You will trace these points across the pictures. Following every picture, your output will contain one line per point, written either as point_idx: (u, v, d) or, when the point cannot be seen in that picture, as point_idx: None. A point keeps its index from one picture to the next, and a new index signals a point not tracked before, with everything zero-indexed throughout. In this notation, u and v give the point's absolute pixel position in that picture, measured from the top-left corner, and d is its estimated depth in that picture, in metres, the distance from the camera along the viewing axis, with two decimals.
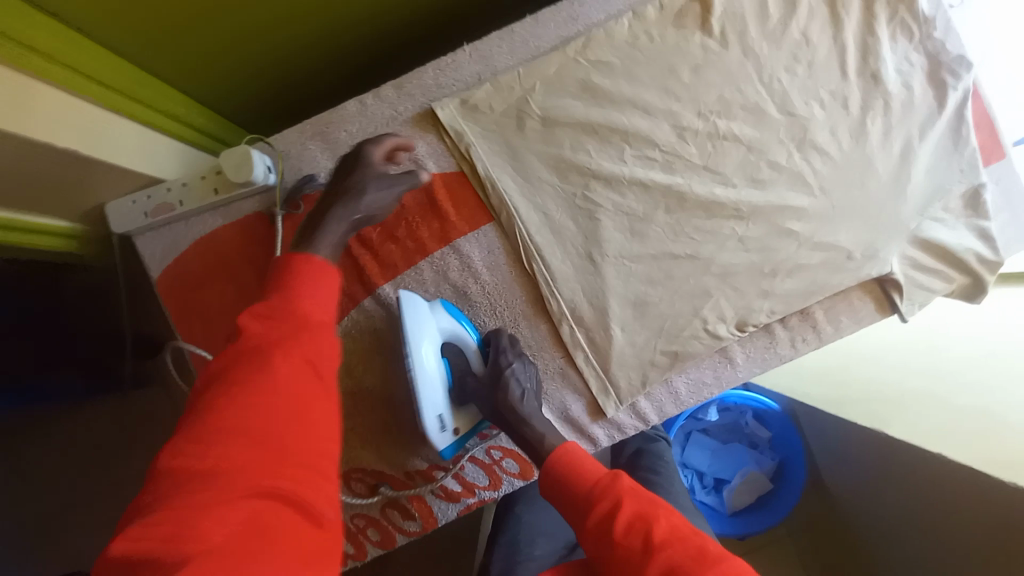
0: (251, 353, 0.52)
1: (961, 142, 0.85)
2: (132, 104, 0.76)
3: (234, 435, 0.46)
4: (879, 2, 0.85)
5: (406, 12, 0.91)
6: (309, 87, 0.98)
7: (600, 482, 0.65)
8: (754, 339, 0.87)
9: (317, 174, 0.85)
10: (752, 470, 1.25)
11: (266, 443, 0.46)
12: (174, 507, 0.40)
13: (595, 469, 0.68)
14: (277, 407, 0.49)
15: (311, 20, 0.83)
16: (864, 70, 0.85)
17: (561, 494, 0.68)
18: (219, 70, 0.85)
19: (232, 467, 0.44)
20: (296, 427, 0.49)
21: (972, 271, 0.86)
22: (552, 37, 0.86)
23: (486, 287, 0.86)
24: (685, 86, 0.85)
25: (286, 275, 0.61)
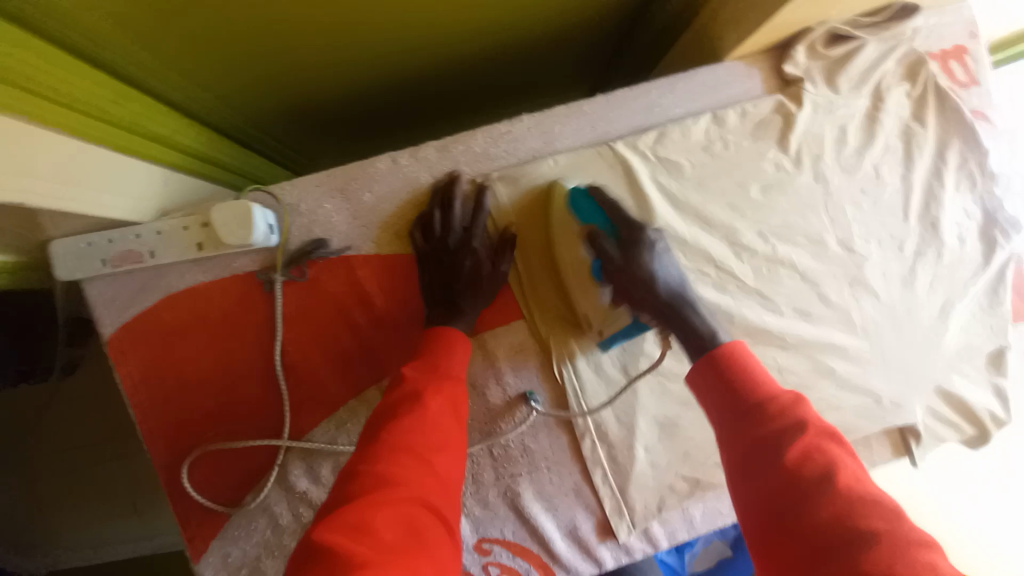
0: (410, 397, 0.60)
1: (996, 303, 0.85)
2: (129, 137, 0.61)
3: (399, 459, 0.54)
4: (952, 148, 0.82)
5: (456, 47, 0.77)
6: (324, 101, 0.83)
7: (774, 400, 0.56)
8: None
9: (330, 239, 0.71)
10: (714, 538, 1.30)
11: (418, 471, 0.54)
12: (347, 517, 0.48)
13: (772, 385, 0.58)
14: (433, 441, 0.57)
15: (344, 46, 0.69)
16: (924, 216, 0.83)
17: (715, 394, 0.60)
18: (222, 73, 0.68)
19: (388, 479, 0.52)
20: (445, 455, 0.58)
21: (982, 426, 0.87)
22: (623, 123, 0.76)
23: (508, 389, 0.77)
24: (752, 203, 0.79)
25: (445, 343, 0.66)
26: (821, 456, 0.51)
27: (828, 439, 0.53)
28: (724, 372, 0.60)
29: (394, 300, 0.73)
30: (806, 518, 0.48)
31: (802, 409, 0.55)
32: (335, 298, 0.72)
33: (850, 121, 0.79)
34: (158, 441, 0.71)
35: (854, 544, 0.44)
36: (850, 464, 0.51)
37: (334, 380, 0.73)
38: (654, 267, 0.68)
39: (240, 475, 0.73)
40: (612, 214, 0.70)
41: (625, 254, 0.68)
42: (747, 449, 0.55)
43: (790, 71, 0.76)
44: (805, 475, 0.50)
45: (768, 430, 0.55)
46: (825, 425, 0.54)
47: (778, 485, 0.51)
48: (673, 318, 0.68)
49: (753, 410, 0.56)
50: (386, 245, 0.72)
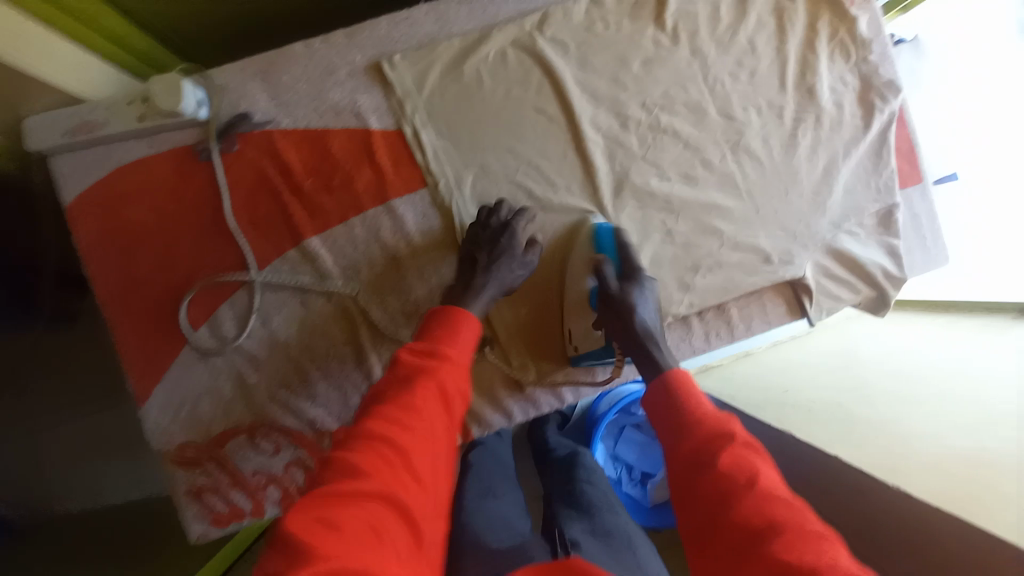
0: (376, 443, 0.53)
1: (880, 164, 0.91)
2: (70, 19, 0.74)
3: (370, 448, 0.53)
4: (822, 21, 0.89)
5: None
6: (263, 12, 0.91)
7: (706, 412, 0.60)
8: (671, 329, 0.90)
9: (252, 112, 0.82)
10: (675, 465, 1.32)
11: (426, 408, 0.58)
12: (350, 450, 0.52)
13: (707, 403, 0.61)
14: (418, 437, 0.56)
15: None
16: (802, 84, 0.89)
17: (658, 417, 0.64)
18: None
19: (394, 425, 0.55)
20: (440, 398, 0.60)
21: (876, 285, 0.91)
22: (511, 8, 0.87)
23: (416, 251, 0.86)
24: (634, 78, 0.87)
25: (450, 326, 0.67)
26: (744, 467, 0.53)
27: (750, 450, 0.55)
28: (665, 391, 0.65)
29: (308, 168, 0.83)
30: (729, 532, 0.49)
31: (731, 425, 0.58)
32: (260, 167, 0.82)
33: None
34: (108, 295, 0.82)
35: (771, 552, 0.45)
36: (771, 474, 0.53)
37: (259, 242, 0.83)
38: (635, 302, 0.76)
39: (179, 326, 0.83)
40: (623, 254, 0.81)
41: (620, 287, 0.77)
42: (681, 469, 0.57)
43: None
44: (724, 485, 0.52)
45: (694, 445, 0.57)
46: (749, 436, 0.56)
47: (704, 498, 0.53)
48: (636, 347, 0.73)
49: (685, 425, 0.60)
50: (301, 119, 0.83)
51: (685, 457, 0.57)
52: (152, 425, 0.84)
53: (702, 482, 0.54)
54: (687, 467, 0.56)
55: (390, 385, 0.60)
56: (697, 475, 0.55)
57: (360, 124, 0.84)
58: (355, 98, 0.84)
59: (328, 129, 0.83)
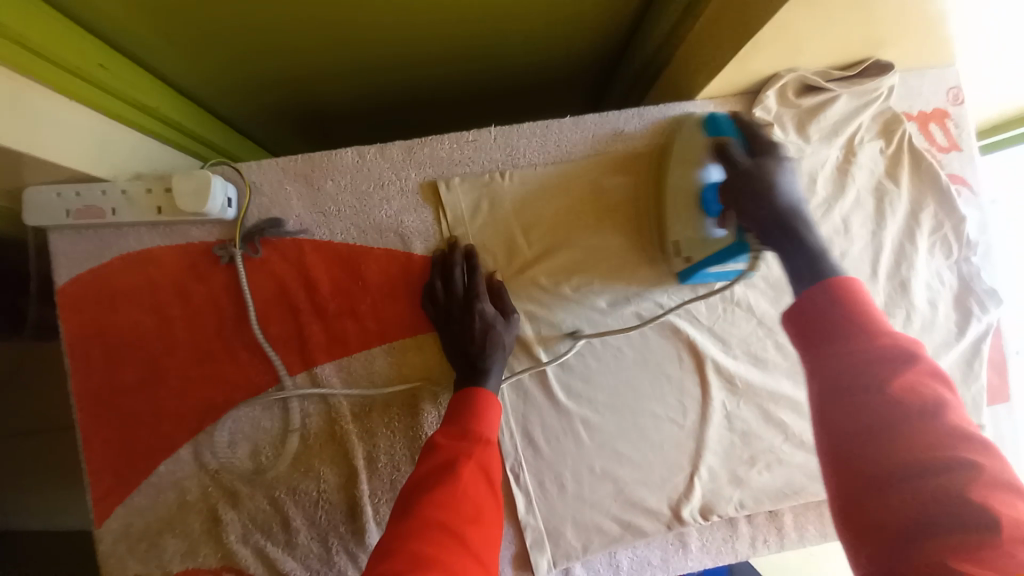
0: (437, 526, 0.53)
1: (970, 376, 0.81)
2: (126, 108, 0.67)
3: (434, 538, 0.51)
4: (925, 210, 0.81)
5: (460, 40, 0.75)
6: (326, 97, 0.84)
7: (886, 336, 0.48)
8: (714, 529, 0.78)
9: (285, 219, 0.73)
10: None
11: (476, 491, 0.57)
12: (414, 526, 0.52)
13: (891, 328, 0.49)
14: (467, 515, 0.55)
15: (340, 56, 0.74)
16: (894, 276, 0.80)
17: (814, 327, 0.52)
18: (215, 62, 0.71)
19: (450, 511, 0.54)
20: (489, 477, 0.60)
21: None
22: (588, 147, 0.78)
23: (440, 396, 0.75)
24: None
25: (476, 405, 0.65)
26: (920, 397, 0.45)
27: (932, 379, 0.46)
28: (836, 309, 0.51)
29: (338, 289, 0.73)
30: (891, 450, 0.43)
31: (923, 353, 0.47)
32: (284, 279, 0.72)
33: (819, 170, 0.80)
34: (84, 398, 0.71)
35: (938, 474, 0.41)
36: (955, 405, 0.45)
37: (267, 361, 0.73)
38: (779, 177, 0.66)
39: (157, 443, 0.72)
40: (747, 133, 0.69)
41: (755, 162, 0.67)
42: (841, 382, 0.48)
43: (759, 113, 0.77)
44: (905, 411, 0.44)
45: (871, 367, 0.47)
46: (932, 361, 0.47)
47: (864, 417, 0.45)
48: (780, 233, 0.64)
49: (851, 340, 0.48)
50: (338, 234, 0.74)
51: (851, 371, 0.47)
52: (102, 556, 0.71)
53: (875, 401, 0.45)
54: (863, 383, 0.47)
55: (434, 474, 0.58)
56: (861, 390, 0.46)
57: (402, 248, 0.75)
58: (402, 219, 0.75)
59: (366, 248, 0.74)
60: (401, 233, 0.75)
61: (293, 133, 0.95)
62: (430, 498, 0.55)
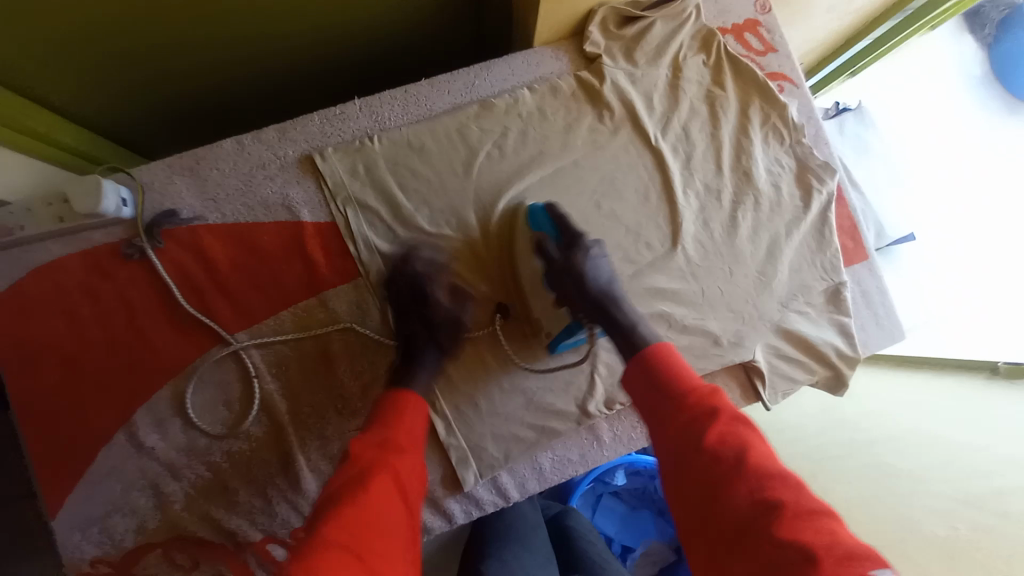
0: (381, 498, 0.55)
1: (823, 243, 0.91)
2: (24, 138, 0.76)
3: (378, 506, 0.54)
4: (754, 106, 0.91)
5: (308, 25, 0.86)
6: (208, 97, 0.94)
7: (692, 393, 0.58)
8: (621, 417, 0.86)
9: (178, 210, 0.81)
10: (655, 539, 1.29)
11: (412, 469, 0.61)
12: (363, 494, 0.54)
13: (693, 379, 0.60)
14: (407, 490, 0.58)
15: (207, 56, 0.84)
16: (737, 168, 0.90)
17: (644, 401, 0.62)
18: (95, 81, 0.81)
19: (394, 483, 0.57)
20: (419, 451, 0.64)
21: (832, 365, 0.89)
22: (446, 103, 0.88)
23: (349, 345, 0.82)
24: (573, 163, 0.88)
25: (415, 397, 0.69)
26: (734, 439, 0.53)
27: (739, 426, 0.55)
28: (652, 376, 0.62)
29: (239, 263, 0.81)
30: (722, 492, 0.51)
31: (717, 399, 0.57)
32: (186, 263, 0.80)
33: (653, 89, 0.90)
34: (18, 402, 0.77)
35: (755, 519, 0.47)
36: (761, 447, 0.54)
37: (183, 339, 0.80)
38: (585, 267, 0.76)
39: (91, 432, 0.78)
40: (561, 226, 0.80)
41: (565, 253, 0.78)
42: (674, 462, 0.55)
43: (589, 48, 0.89)
44: (725, 458, 0.52)
45: (687, 427, 0.56)
46: (733, 409, 0.57)
47: (698, 477, 0.53)
48: (599, 313, 0.74)
49: (672, 422, 0.57)
50: (230, 215, 0.82)
51: (674, 439, 0.56)
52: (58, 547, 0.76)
53: (697, 451, 0.54)
54: (687, 430, 0.56)
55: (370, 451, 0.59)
56: (680, 430, 0.56)
57: (291, 218, 0.83)
58: (287, 193, 0.83)
59: (258, 223, 0.82)
60: (287, 205, 0.83)
61: (192, 141, 1.05)
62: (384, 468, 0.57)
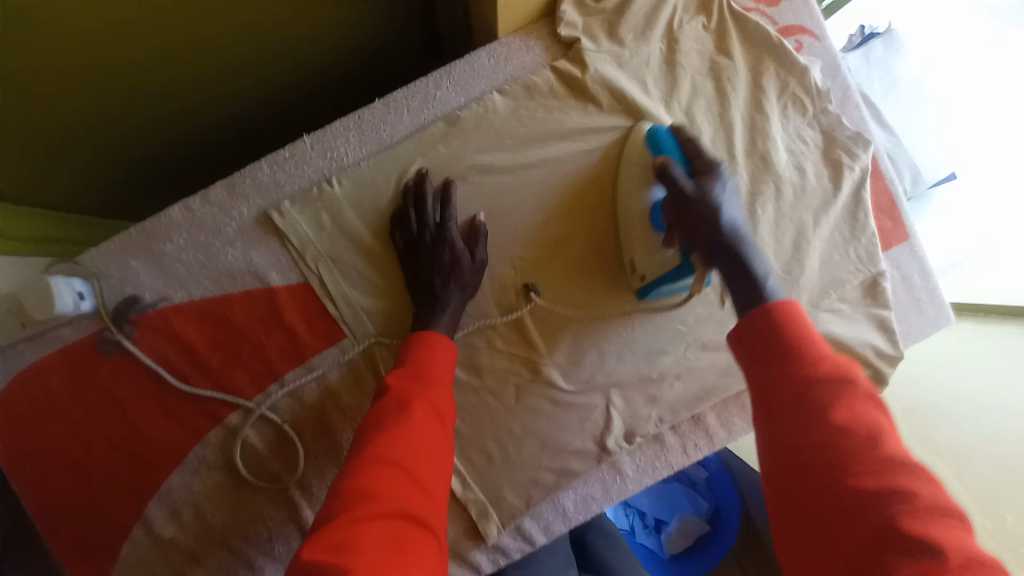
0: (396, 445, 0.55)
1: (858, 228, 0.79)
2: None
3: (383, 471, 0.52)
4: (768, 75, 0.77)
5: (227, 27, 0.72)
6: (148, 139, 0.84)
7: (824, 356, 0.49)
8: (643, 448, 0.81)
9: (141, 294, 0.75)
10: (689, 513, 1.28)
11: (426, 398, 0.61)
12: (362, 466, 0.53)
13: (820, 341, 0.50)
14: (421, 428, 0.58)
15: (124, 83, 0.73)
16: (753, 151, 0.77)
17: (762, 338, 0.53)
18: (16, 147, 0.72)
19: (408, 435, 0.56)
20: (439, 392, 0.63)
21: (870, 364, 0.79)
22: (407, 124, 0.76)
23: (348, 411, 0.77)
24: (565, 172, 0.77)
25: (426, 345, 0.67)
26: (864, 421, 0.45)
27: (872, 403, 0.46)
28: (772, 328, 0.52)
29: (215, 341, 0.75)
30: (830, 482, 0.43)
31: (852, 369, 0.48)
32: (163, 350, 0.75)
33: (646, 70, 0.76)
34: (33, 513, 0.75)
35: (875, 521, 0.39)
36: (897, 432, 0.45)
37: (178, 427, 0.76)
38: (719, 200, 0.63)
39: (109, 532, 0.76)
40: (688, 149, 0.67)
41: (699, 185, 0.63)
42: (777, 392, 0.49)
43: (564, 32, 0.75)
44: (850, 440, 0.44)
45: (803, 383, 0.48)
46: (869, 384, 0.47)
47: (811, 443, 0.45)
48: (721, 250, 0.63)
49: (791, 367, 0.49)
50: (196, 291, 0.75)
51: (778, 389, 0.49)
52: None
53: (809, 411, 0.46)
54: (790, 377, 0.49)
55: (385, 411, 0.59)
56: (803, 374, 0.48)
57: (259, 284, 0.75)
58: (249, 257, 0.75)
59: (226, 295, 0.75)
60: (253, 270, 0.75)
61: (152, 199, 0.96)
62: (391, 433, 0.56)
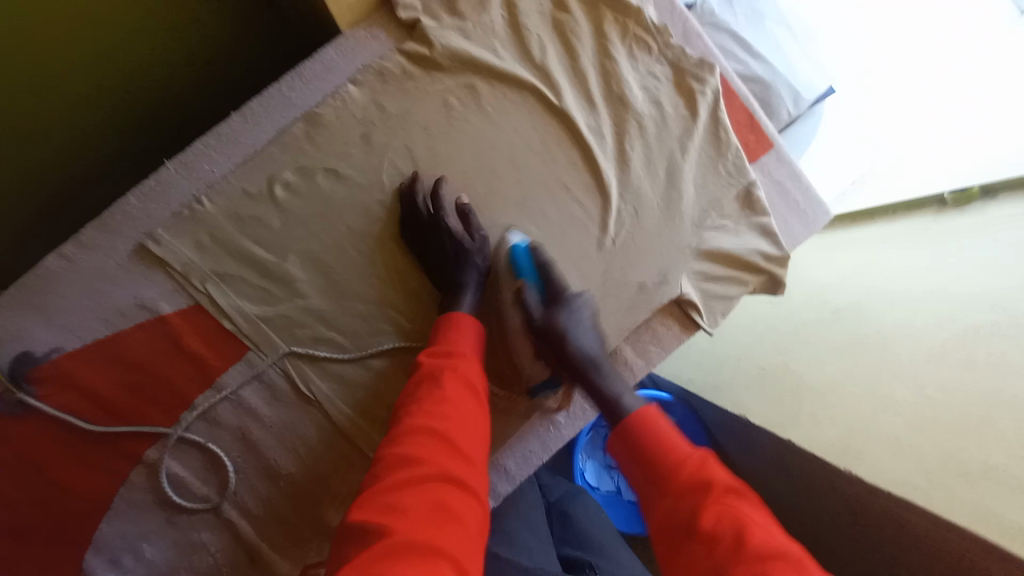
0: (438, 418, 0.56)
1: (723, 146, 0.83)
2: None
3: (419, 440, 0.54)
4: (607, 22, 0.82)
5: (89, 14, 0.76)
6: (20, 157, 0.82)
7: (684, 461, 0.56)
8: (570, 394, 0.84)
9: (32, 348, 0.72)
10: None
11: (458, 383, 0.61)
12: (403, 440, 0.54)
13: (681, 445, 0.58)
14: (455, 410, 0.58)
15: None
16: (610, 95, 0.82)
17: (629, 455, 0.61)
18: None
19: (442, 412, 0.57)
20: (466, 373, 0.63)
21: (762, 270, 0.84)
22: (268, 131, 0.77)
23: (267, 424, 0.76)
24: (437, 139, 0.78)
25: (450, 326, 0.68)
26: (725, 513, 0.50)
27: (731, 495, 0.52)
28: (635, 442, 0.61)
29: (116, 381, 0.73)
30: (701, 568, 0.49)
31: (707, 468, 0.55)
32: (62, 402, 0.71)
33: (493, 36, 0.80)
34: None
35: None
36: (758, 516, 0.50)
37: (94, 477, 0.72)
38: (567, 327, 0.73)
39: None
40: (545, 275, 0.76)
41: (548, 313, 0.75)
42: (663, 531, 0.54)
43: (404, 14, 0.78)
44: (712, 534, 0.49)
45: (669, 505, 0.54)
46: (727, 477, 0.54)
47: (690, 568, 0.50)
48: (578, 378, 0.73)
49: (654, 490, 0.57)
50: (88, 335, 0.73)
51: (660, 514, 0.55)
52: None
53: (684, 531, 0.52)
54: (667, 500, 0.55)
55: (417, 388, 0.61)
56: (659, 480, 0.56)
57: (151, 316, 0.74)
58: (136, 291, 0.75)
59: (118, 334, 0.74)
60: (142, 302, 0.74)
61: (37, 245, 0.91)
62: (430, 402, 0.58)
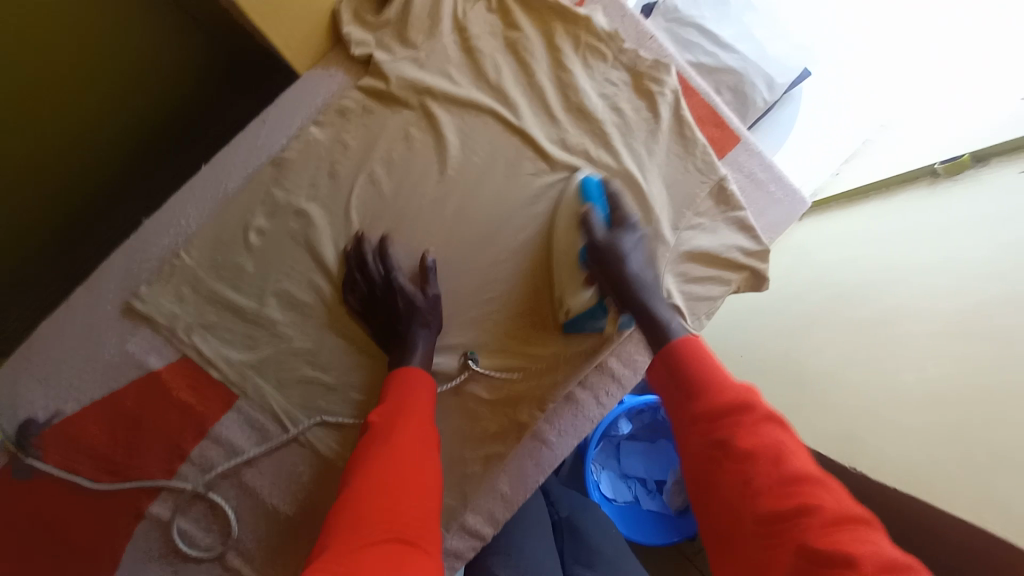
0: (385, 476, 0.55)
1: (689, 144, 0.82)
2: None
3: (370, 499, 0.52)
4: (559, 34, 0.83)
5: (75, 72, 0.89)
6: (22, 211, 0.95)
7: (724, 390, 0.56)
8: (559, 411, 0.83)
9: (34, 415, 0.74)
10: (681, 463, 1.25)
11: (409, 435, 0.61)
12: (353, 500, 0.53)
13: (723, 376, 0.57)
14: (408, 465, 0.57)
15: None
16: (569, 106, 0.82)
17: (669, 387, 0.61)
18: None
19: (393, 469, 0.56)
20: (419, 431, 0.62)
21: (743, 266, 0.83)
22: (238, 176, 0.80)
23: (261, 468, 0.77)
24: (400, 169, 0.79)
25: (401, 382, 0.68)
26: (765, 445, 0.51)
27: (769, 423, 0.52)
28: (686, 373, 0.59)
29: (113, 439, 0.75)
30: (740, 510, 0.49)
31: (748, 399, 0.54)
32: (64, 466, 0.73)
33: (447, 62, 0.81)
34: None
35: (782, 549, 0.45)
36: (794, 445, 0.51)
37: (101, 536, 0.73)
38: (627, 250, 0.71)
39: None
40: (613, 204, 0.75)
41: (613, 232, 0.73)
42: (699, 455, 0.54)
43: (357, 51, 0.80)
44: (759, 477, 0.49)
45: (706, 431, 0.55)
46: (767, 405, 0.54)
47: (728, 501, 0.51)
48: (626, 302, 0.71)
49: (690, 420, 0.57)
50: (85, 396, 0.75)
51: (698, 453, 0.55)
52: None
53: (722, 459, 0.52)
54: (704, 425, 0.55)
55: (369, 448, 0.60)
56: (701, 414, 0.56)
57: (140, 370, 0.76)
58: (125, 347, 0.76)
59: (111, 392, 0.75)
60: (131, 357, 0.76)
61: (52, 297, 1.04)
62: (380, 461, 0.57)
